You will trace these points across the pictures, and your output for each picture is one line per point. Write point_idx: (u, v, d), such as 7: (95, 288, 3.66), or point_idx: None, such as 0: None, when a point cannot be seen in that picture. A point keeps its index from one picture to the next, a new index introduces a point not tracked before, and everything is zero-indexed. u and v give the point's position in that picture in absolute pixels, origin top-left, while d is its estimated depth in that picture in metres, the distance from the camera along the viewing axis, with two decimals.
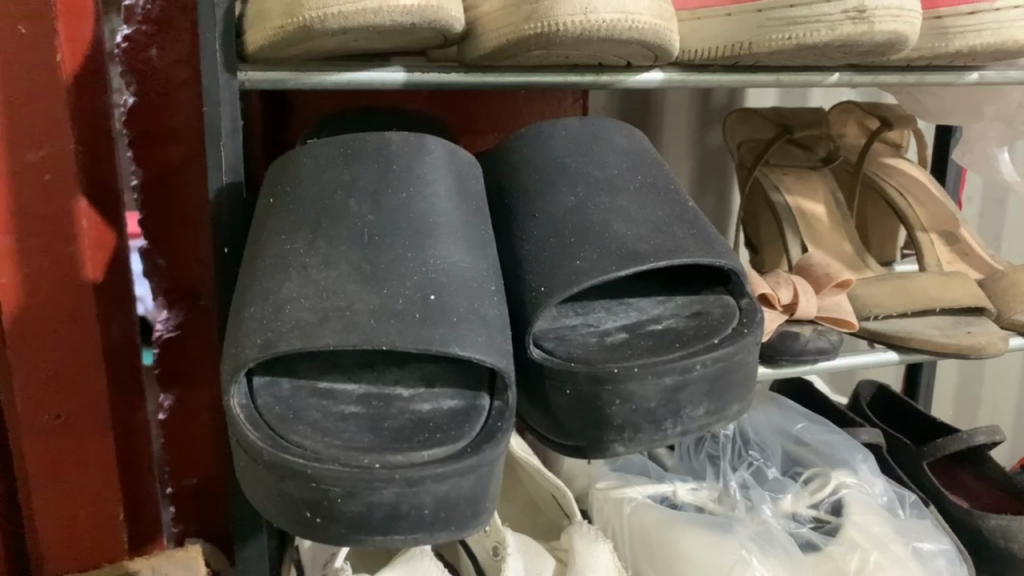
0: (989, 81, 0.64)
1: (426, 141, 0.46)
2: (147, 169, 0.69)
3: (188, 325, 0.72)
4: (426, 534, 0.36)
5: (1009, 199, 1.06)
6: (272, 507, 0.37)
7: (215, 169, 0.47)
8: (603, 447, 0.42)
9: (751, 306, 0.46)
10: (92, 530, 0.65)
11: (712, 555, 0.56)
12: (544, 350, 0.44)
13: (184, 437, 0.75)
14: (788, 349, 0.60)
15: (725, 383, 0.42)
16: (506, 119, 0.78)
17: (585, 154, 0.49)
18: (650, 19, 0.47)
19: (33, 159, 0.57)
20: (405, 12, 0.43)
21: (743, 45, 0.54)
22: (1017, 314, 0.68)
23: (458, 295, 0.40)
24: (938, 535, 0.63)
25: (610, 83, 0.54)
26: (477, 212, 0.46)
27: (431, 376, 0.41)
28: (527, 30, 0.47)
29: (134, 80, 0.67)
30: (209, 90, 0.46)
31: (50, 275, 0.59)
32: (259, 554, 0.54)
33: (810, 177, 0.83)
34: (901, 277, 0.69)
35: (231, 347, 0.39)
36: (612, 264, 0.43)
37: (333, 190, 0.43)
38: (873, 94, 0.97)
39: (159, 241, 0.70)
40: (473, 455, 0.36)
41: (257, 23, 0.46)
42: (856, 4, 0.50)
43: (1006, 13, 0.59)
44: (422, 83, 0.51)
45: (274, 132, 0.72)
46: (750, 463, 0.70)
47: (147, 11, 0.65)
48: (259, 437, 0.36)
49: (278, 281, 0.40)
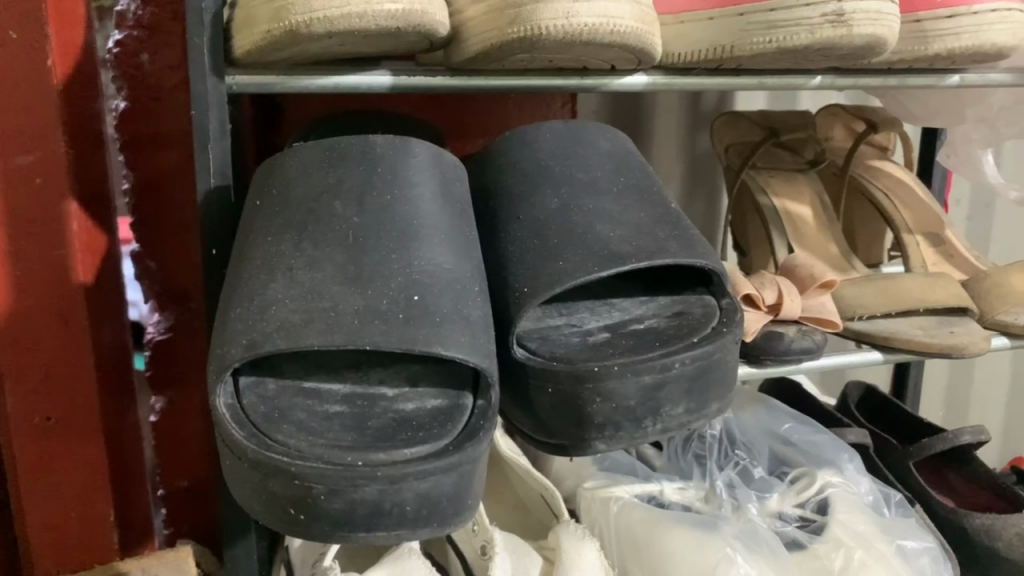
0: (970, 84, 0.64)
1: (411, 144, 0.46)
2: (139, 173, 0.69)
3: (180, 328, 0.73)
4: (409, 531, 0.37)
5: (996, 202, 1.07)
6: (256, 505, 0.38)
7: (203, 173, 0.48)
8: (584, 445, 0.42)
9: (732, 306, 0.47)
10: (84, 530, 0.65)
11: (698, 554, 0.57)
12: (527, 350, 0.44)
13: (176, 440, 0.75)
14: (773, 349, 0.60)
15: (704, 382, 0.43)
16: (497, 122, 0.78)
17: (568, 157, 0.50)
18: (631, 23, 0.48)
19: (24, 162, 0.57)
20: (390, 17, 0.44)
21: (726, 48, 0.55)
22: (1000, 313, 0.69)
23: (442, 296, 0.41)
24: (922, 534, 0.64)
25: (596, 86, 0.55)
26: (462, 215, 0.46)
27: (416, 376, 0.42)
28: (510, 34, 0.47)
29: (125, 84, 0.67)
30: (198, 93, 0.47)
31: (41, 278, 0.60)
32: (248, 553, 0.55)
33: (797, 180, 0.84)
34: (885, 278, 0.69)
35: (218, 347, 0.40)
36: (595, 265, 0.44)
37: (318, 193, 0.44)
38: (862, 98, 0.98)
39: (150, 245, 0.71)
40: (455, 453, 0.37)
41: (244, 27, 0.47)
42: (834, 8, 0.51)
43: (983, 16, 0.60)
44: (408, 86, 0.51)
45: (265, 135, 0.72)
46: (737, 462, 0.70)
47: (139, 16, 0.66)
48: (244, 436, 0.37)
49: (263, 282, 0.41)
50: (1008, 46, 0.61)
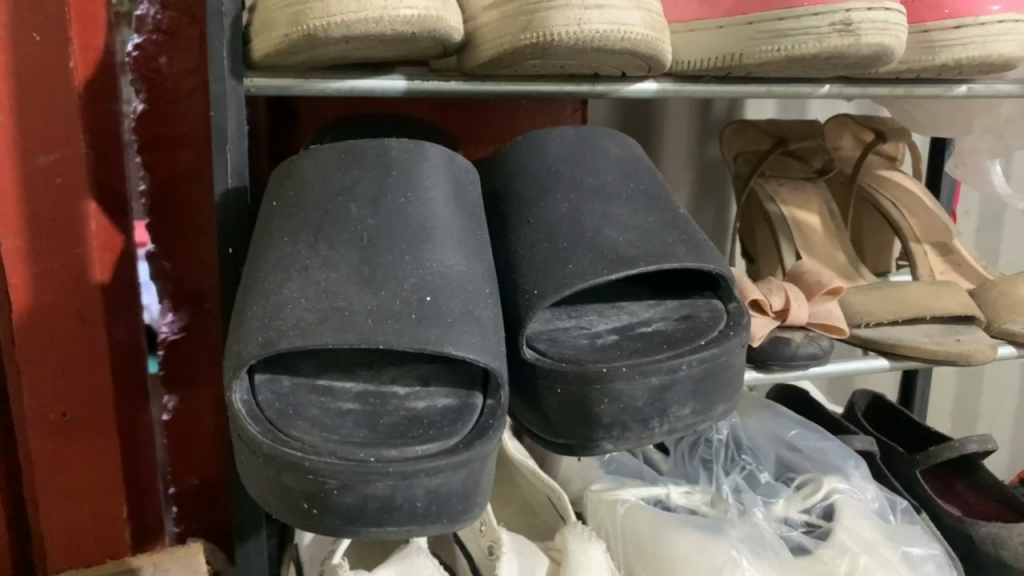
0: (977, 94, 0.65)
1: (425, 148, 0.47)
2: (156, 175, 0.70)
3: (193, 328, 0.74)
4: (418, 527, 0.38)
5: (1006, 214, 1.07)
6: (271, 499, 0.39)
7: (221, 173, 0.49)
8: (592, 445, 0.43)
9: (739, 310, 0.48)
10: (98, 525, 0.67)
11: (702, 555, 0.57)
12: (537, 351, 0.45)
13: (188, 438, 0.76)
14: (780, 354, 0.61)
15: (711, 384, 0.43)
16: (508, 129, 0.79)
17: (579, 162, 0.51)
18: (642, 30, 0.49)
19: (45, 162, 0.59)
20: (406, 22, 0.45)
21: (734, 56, 0.56)
22: (1007, 323, 0.70)
23: (453, 297, 0.42)
24: (928, 541, 0.64)
25: (606, 92, 0.55)
26: (473, 217, 0.47)
27: (427, 376, 0.43)
28: (523, 40, 0.48)
29: (144, 87, 0.68)
30: (217, 95, 0.48)
31: (58, 276, 0.61)
32: (259, 550, 0.55)
33: (806, 188, 0.85)
34: (892, 286, 0.70)
35: (234, 344, 0.40)
36: (604, 268, 0.45)
37: (335, 195, 0.45)
38: (870, 108, 0.99)
39: (165, 246, 0.72)
40: (465, 451, 0.37)
41: (263, 31, 0.48)
42: (843, 18, 0.52)
43: (991, 27, 0.60)
44: (422, 91, 0.52)
45: (280, 138, 0.73)
46: (743, 466, 0.70)
47: (158, 21, 0.67)
48: (259, 431, 0.37)
49: (279, 281, 0.42)
50: (1015, 57, 0.61)
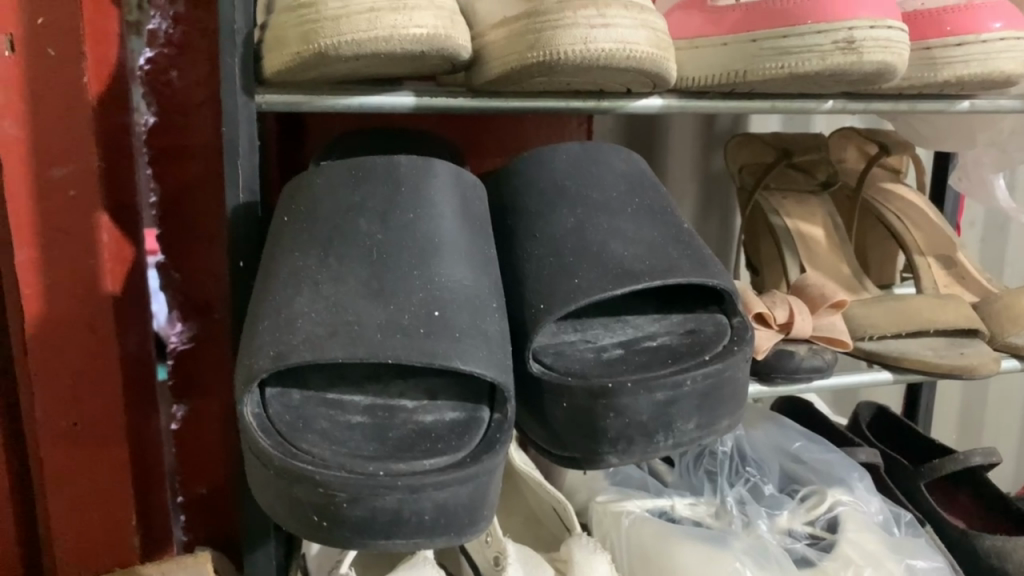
0: (979, 109, 0.65)
1: (433, 164, 0.48)
2: (166, 187, 0.71)
3: (202, 338, 0.74)
4: (426, 539, 0.38)
5: (1011, 226, 1.07)
6: (281, 511, 0.39)
7: (232, 188, 0.50)
8: (598, 458, 0.44)
9: (742, 324, 0.48)
10: (107, 533, 0.67)
11: (706, 568, 0.58)
12: (543, 365, 0.45)
13: (196, 447, 0.77)
14: (784, 366, 0.61)
15: (715, 398, 0.44)
16: (514, 141, 0.80)
17: (584, 178, 0.51)
18: (647, 48, 0.50)
19: (58, 175, 0.60)
20: (415, 41, 0.46)
21: (738, 73, 0.56)
22: (1010, 337, 0.70)
23: (460, 311, 0.42)
24: (932, 554, 0.64)
25: (611, 108, 0.56)
26: (480, 232, 0.48)
27: (434, 390, 0.43)
28: (530, 58, 0.49)
29: (155, 100, 0.69)
30: (228, 111, 0.49)
31: (70, 287, 0.62)
32: (267, 559, 0.56)
33: (809, 202, 0.85)
34: (895, 298, 0.70)
35: (246, 358, 0.41)
36: (610, 283, 0.45)
37: (345, 210, 0.46)
38: (875, 121, 1.00)
39: (176, 256, 0.73)
40: (472, 464, 0.38)
41: (274, 48, 0.49)
42: (845, 36, 0.53)
43: (992, 44, 0.61)
44: (430, 107, 0.53)
45: (289, 151, 0.74)
46: (747, 478, 0.71)
47: (169, 35, 0.68)
48: (271, 445, 0.38)
49: (290, 296, 0.42)
50: (1016, 73, 0.62)
